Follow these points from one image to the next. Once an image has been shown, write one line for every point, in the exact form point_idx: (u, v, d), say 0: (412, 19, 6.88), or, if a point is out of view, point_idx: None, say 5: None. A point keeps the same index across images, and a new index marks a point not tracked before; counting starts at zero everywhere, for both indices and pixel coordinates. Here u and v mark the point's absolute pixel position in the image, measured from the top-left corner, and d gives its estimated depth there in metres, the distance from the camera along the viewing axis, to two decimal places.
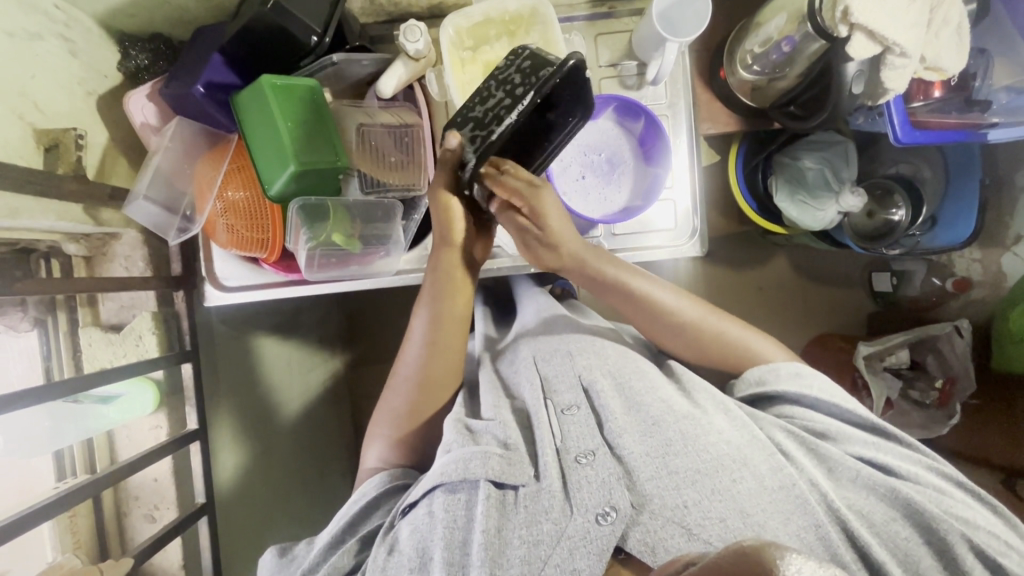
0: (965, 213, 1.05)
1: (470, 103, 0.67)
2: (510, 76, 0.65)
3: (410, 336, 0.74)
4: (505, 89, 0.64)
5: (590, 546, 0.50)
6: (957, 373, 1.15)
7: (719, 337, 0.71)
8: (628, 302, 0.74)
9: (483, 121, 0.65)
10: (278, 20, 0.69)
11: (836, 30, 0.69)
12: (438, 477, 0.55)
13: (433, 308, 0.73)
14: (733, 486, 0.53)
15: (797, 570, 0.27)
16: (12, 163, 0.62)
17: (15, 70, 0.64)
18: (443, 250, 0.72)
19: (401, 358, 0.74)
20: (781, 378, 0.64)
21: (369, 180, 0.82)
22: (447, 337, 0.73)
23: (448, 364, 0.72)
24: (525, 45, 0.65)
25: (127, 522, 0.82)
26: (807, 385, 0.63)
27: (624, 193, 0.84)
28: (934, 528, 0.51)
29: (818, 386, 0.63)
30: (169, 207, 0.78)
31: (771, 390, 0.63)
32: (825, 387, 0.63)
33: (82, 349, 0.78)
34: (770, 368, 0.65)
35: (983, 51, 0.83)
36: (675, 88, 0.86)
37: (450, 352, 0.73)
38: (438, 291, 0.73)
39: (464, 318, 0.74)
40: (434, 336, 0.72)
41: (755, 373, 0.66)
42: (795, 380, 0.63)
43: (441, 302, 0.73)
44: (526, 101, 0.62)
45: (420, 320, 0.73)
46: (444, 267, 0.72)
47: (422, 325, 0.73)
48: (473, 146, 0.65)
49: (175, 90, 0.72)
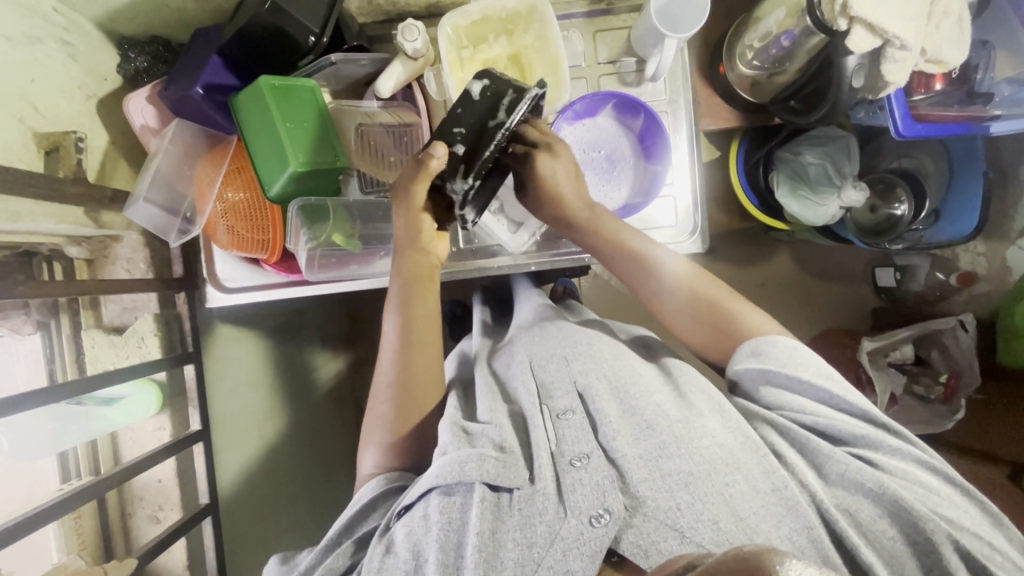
0: (969, 207, 1.03)
1: (461, 115, 0.69)
2: (491, 95, 0.68)
3: (382, 339, 0.74)
4: (483, 112, 0.68)
5: (583, 548, 0.50)
6: (963, 367, 1.14)
7: (720, 319, 0.69)
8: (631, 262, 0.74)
9: (472, 133, 0.68)
10: (276, 20, 0.69)
11: (835, 24, 0.69)
12: (433, 480, 0.55)
13: (404, 310, 0.73)
14: (726, 490, 0.52)
15: None
16: (12, 166, 0.63)
17: (14, 73, 0.64)
18: (410, 252, 0.74)
19: (377, 367, 0.74)
20: (777, 351, 0.62)
21: (367, 180, 0.84)
22: (422, 336, 0.73)
23: (422, 365, 0.71)
24: (485, 70, 0.69)
25: (132, 522, 0.83)
26: (802, 363, 0.61)
27: (623, 190, 0.85)
28: (919, 526, 0.50)
29: (811, 365, 0.60)
30: (169, 209, 0.78)
31: (767, 364, 0.61)
32: (818, 366, 0.61)
33: (85, 352, 0.77)
34: (767, 341, 0.63)
35: (985, 44, 0.84)
36: (675, 84, 0.86)
37: (422, 353, 0.72)
38: (409, 294, 0.74)
39: (435, 317, 0.75)
40: (407, 339, 0.72)
41: (749, 346, 0.64)
42: (790, 356, 0.61)
43: (412, 303, 0.73)
44: (496, 131, 0.68)
45: (392, 323, 0.73)
46: (411, 266, 0.74)
47: (394, 330, 0.73)
48: (459, 168, 0.69)
49: (174, 91, 0.72)
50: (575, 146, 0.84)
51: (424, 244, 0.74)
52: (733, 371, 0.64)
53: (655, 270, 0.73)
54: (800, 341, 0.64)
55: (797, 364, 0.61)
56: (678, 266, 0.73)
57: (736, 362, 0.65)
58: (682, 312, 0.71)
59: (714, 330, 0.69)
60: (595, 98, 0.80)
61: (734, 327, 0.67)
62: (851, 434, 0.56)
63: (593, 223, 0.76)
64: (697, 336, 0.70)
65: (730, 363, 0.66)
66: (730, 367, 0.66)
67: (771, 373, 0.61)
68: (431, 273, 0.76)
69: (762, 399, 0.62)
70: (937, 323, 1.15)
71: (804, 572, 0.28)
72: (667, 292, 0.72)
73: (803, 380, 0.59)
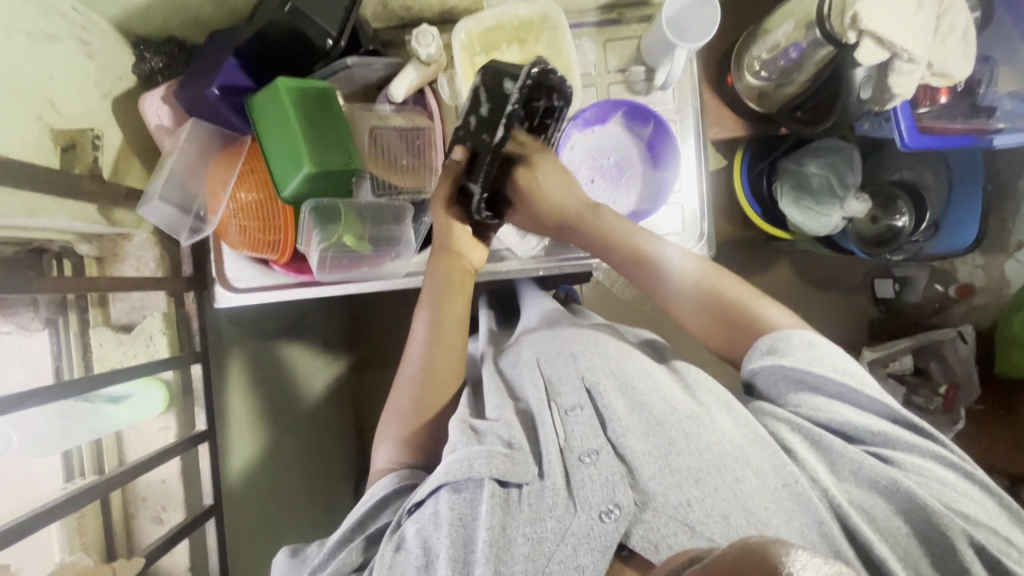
0: (966, 220, 1.05)
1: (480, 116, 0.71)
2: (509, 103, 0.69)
3: (412, 338, 0.76)
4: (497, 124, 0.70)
5: (592, 543, 0.50)
6: (961, 379, 1.16)
7: (738, 313, 0.69)
8: (634, 265, 0.75)
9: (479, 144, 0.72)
10: (293, 23, 0.70)
11: (845, 37, 0.70)
12: (442, 477, 0.55)
13: (434, 309, 0.75)
14: (735, 485, 0.53)
15: (802, 566, 0.27)
16: (29, 161, 0.63)
17: (34, 70, 0.65)
18: (439, 257, 0.78)
19: (403, 361, 0.75)
20: (792, 347, 0.62)
21: (380, 183, 0.83)
22: (448, 335, 0.74)
23: (446, 360, 0.73)
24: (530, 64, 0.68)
25: (134, 523, 0.82)
26: (817, 358, 0.61)
27: (632, 196, 0.86)
28: (933, 522, 0.50)
29: (828, 360, 0.61)
30: (182, 207, 0.78)
31: (783, 359, 0.61)
32: (834, 362, 0.61)
33: (93, 350, 0.78)
34: (781, 337, 0.63)
35: (988, 59, 0.86)
36: (683, 92, 0.88)
37: (449, 350, 0.73)
38: (438, 293, 0.76)
39: (465, 318, 0.76)
40: (436, 335, 0.74)
41: (766, 342, 0.64)
42: (806, 351, 0.61)
43: (442, 303, 0.75)
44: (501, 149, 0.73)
45: (421, 322, 0.75)
46: (442, 268, 0.77)
47: (424, 325, 0.75)
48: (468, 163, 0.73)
49: (190, 92, 0.73)
50: (585, 152, 0.85)
51: (454, 249, 0.78)
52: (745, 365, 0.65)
53: (663, 274, 0.74)
54: (817, 335, 0.64)
55: (811, 359, 0.60)
56: (685, 263, 0.74)
57: (752, 360, 0.65)
58: (696, 302, 0.72)
59: (732, 328, 0.69)
60: (605, 106, 0.81)
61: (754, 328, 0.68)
62: (866, 430, 0.57)
63: (601, 226, 0.76)
64: (716, 332, 0.71)
65: (745, 360, 0.66)
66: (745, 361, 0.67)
67: (788, 369, 0.60)
68: (463, 274, 0.78)
69: (778, 391, 0.63)
70: (938, 333, 1.17)
71: (808, 563, 0.28)
72: (668, 282, 0.74)
73: (820, 376, 0.59)
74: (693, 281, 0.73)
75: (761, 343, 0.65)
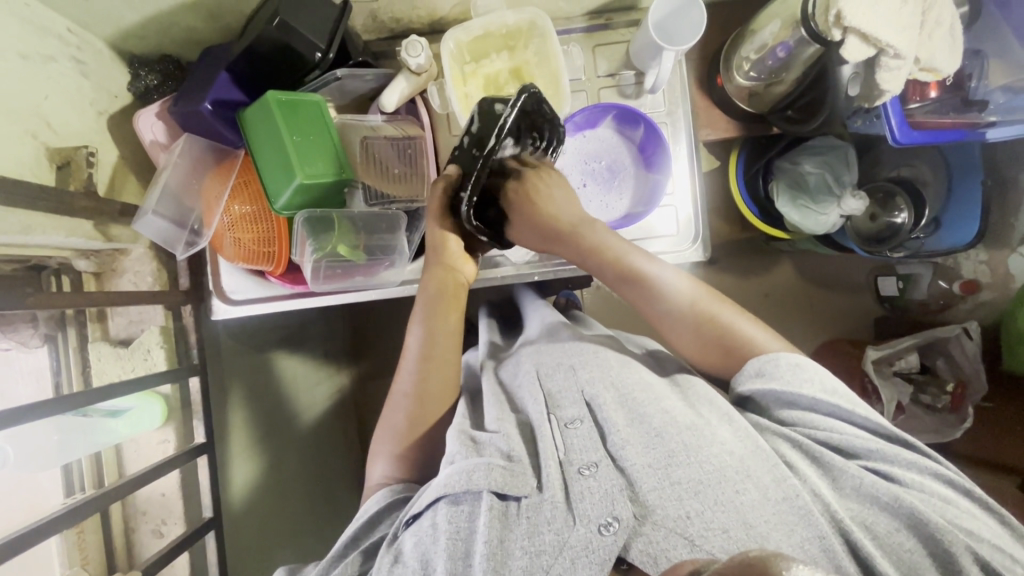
0: (967, 215, 1.04)
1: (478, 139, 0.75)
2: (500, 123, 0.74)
3: (405, 352, 0.76)
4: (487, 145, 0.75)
5: (592, 557, 0.50)
6: (969, 375, 1.14)
7: (727, 335, 0.69)
8: (630, 283, 0.74)
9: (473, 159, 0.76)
10: (283, 37, 0.71)
11: (830, 34, 0.70)
12: (441, 489, 0.55)
13: (429, 325, 0.76)
14: (735, 498, 0.52)
15: None
16: (24, 180, 0.64)
17: (30, 91, 0.66)
18: (438, 269, 0.79)
19: (397, 376, 0.75)
20: (781, 369, 0.62)
21: (374, 193, 0.83)
22: (443, 349, 0.74)
23: (438, 377, 0.72)
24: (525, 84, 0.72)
25: (136, 537, 0.82)
26: (807, 379, 0.60)
27: (625, 200, 0.87)
28: (936, 538, 0.50)
29: (818, 382, 0.60)
30: (179, 222, 0.79)
31: (771, 383, 0.61)
32: (824, 383, 0.60)
33: (91, 365, 0.77)
34: (770, 359, 0.63)
35: (978, 53, 0.86)
36: (673, 96, 0.88)
37: (442, 367, 0.73)
38: (432, 308, 0.76)
39: (460, 331, 0.77)
40: (430, 350, 0.74)
41: (754, 365, 0.64)
42: (794, 373, 0.61)
43: (436, 318, 0.76)
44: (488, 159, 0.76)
45: (415, 336, 0.76)
46: (438, 282, 0.78)
47: (416, 341, 0.75)
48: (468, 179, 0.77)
49: (182, 108, 0.74)
50: (575, 156, 0.87)
51: (449, 262, 0.79)
52: (735, 389, 0.64)
53: (658, 291, 0.73)
54: (804, 357, 0.64)
55: (801, 381, 0.60)
56: (680, 283, 0.73)
57: (741, 381, 0.65)
58: (687, 325, 0.71)
59: (722, 350, 0.68)
60: (596, 110, 0.82)
61: (743, 348, 0.67)
62: (863, 447, 0.56)
63: (596, 240, 0.76)
64: (701, 354, 0.71)
65: (735, 382, 0.66)
66: (734, 384, 0.66)
67: (778, 391, 0.60)
68: (457, 287, 0.78)
69: (773, 415, 0.62)
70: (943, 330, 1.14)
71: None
72: (663, 300, 0.73)
73: (811, 397, 0.59)
74: (685, 301, 0.72)
75: (745, 367, 0.65)
